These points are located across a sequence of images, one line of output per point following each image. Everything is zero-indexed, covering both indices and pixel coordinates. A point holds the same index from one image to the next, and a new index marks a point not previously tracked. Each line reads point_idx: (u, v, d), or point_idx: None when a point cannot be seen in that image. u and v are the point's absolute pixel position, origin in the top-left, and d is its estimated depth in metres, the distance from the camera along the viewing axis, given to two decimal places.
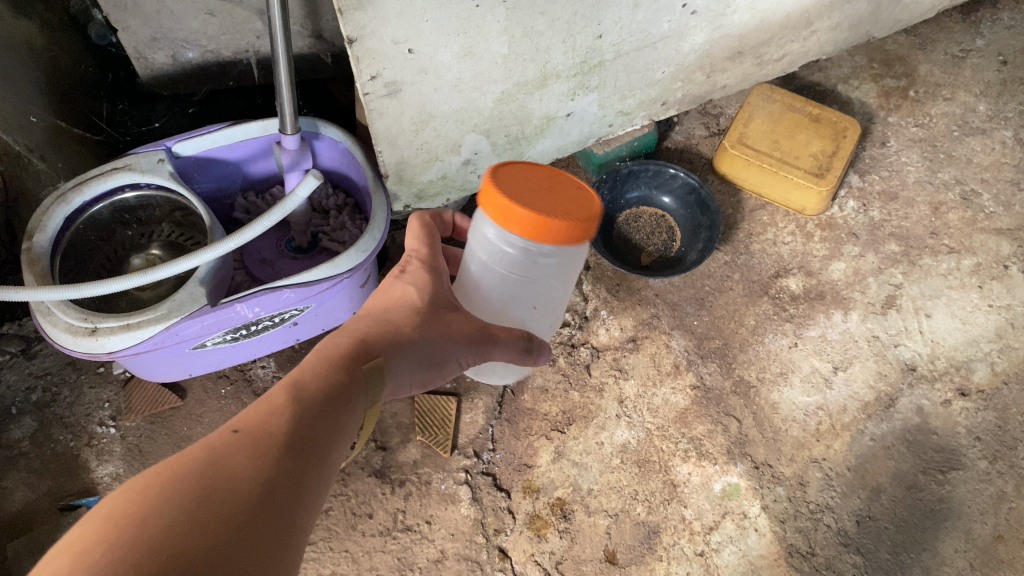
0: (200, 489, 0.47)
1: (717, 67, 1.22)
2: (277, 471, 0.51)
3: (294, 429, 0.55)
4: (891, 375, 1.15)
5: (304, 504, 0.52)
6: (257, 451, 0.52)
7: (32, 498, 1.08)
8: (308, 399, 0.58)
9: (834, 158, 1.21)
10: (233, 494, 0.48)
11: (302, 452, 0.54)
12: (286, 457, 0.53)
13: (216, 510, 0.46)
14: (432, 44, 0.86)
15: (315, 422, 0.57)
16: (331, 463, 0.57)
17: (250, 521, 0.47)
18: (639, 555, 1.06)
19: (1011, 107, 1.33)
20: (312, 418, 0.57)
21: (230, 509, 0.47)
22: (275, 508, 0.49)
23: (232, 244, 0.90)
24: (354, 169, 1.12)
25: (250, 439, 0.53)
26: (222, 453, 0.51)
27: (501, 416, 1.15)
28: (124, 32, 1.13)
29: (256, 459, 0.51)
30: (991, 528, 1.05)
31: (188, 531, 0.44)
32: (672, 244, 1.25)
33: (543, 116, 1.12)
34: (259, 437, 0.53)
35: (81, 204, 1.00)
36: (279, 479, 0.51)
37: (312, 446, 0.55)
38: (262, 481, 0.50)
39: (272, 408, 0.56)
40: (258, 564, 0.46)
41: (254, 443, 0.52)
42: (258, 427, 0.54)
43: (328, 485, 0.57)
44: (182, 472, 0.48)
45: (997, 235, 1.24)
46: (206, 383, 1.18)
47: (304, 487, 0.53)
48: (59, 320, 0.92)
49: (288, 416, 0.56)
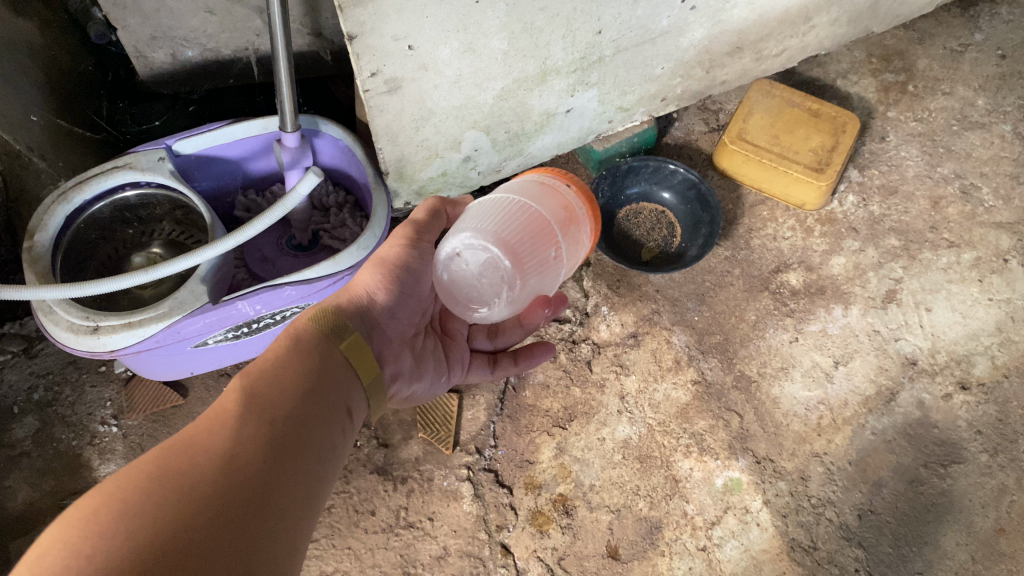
0: (160, 472, 0.50)
1: (717, 63, 1.22)
2: (239, 444, 0.55)
3: (253, 404, 0.59)
4: (892, 369, 1.15)
5: (274, 468, 0.56)
6: (214, 428, 0.55)
7: (35, 497, 1.08)
8: (263, 379, 0.61)
9: (834, 152, 1.21)
10: (197, 468, 0.51)
11: (264, 421, 0.58)
12: (247, 430, 0.56)
13: (174, 487, 0.49)
14: (431, 40, 0.86)
15: (273, 394, 0.60)
16: (304, 429, 0.60)
17: (213, 495, 0.50)
18: (642, 550, 1.06)
19: (1010, 101, 1.34)
20: (269, 395, 0.60)
21: (196, 486, 0.50)
22: (242, 479, 0.53)
23: (233, 242, 0.90)
24: (354, 166, 1.12)
25: (207, 420, 0.56)
26: (182, 438, 0.54)
27: (502, 413, 1.15)
28: (123, 31, 1.13)
29: (214, 437, 0.54)
30: (993, 521, 1.06)
31: (148, 513, 0.47)
32: (672, 240, 1.25)
33: (543, 112, 1.12)
34: (217, 415, 0.57)
35: (82, 203, 1.00)
36: (239, 449, 0.54)
37: (275, 417, 0.59)
38: (222, 455, 0.53)
39: (229, 392, 0.59)
40: (222, 529, 0.49)
41: (211, 422, 0.56)
42: (215, 409, 0.57)
43: (310, 449, 0.60)
44: (141, 460, 0.51)
45: (997, 229, 1.24)
46: (208, 381, 1.18)
47: (270, 453, 0.56)
48: (62, 319, 0.92)
49: (246, 391, 0.59)
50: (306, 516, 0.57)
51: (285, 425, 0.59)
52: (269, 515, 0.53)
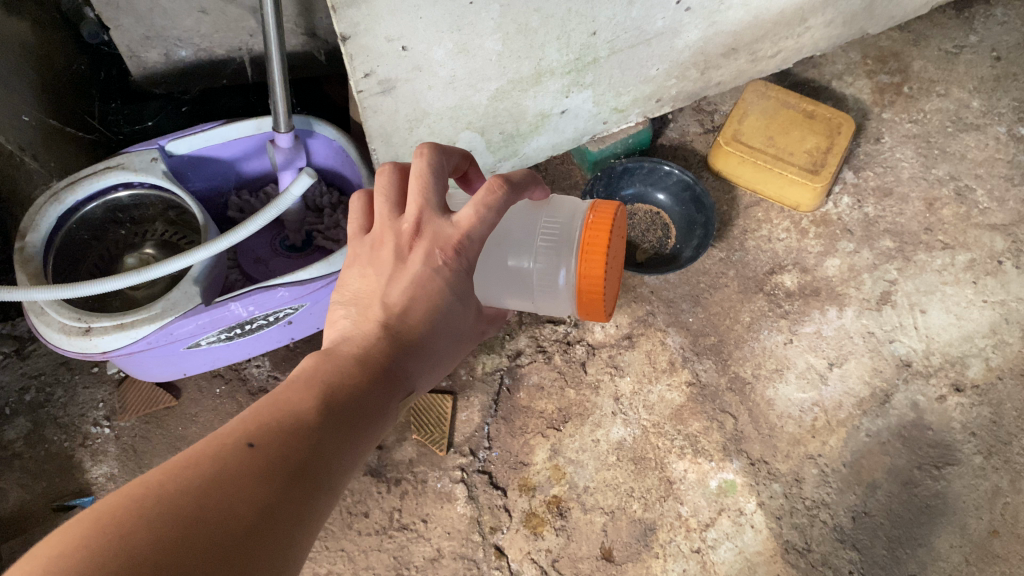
0: (190, 519, 0.42)
1: (712, 64, 1.22)
2: (283, 494, 0.47)
3: (311, 456, 0.50)
4: (886, 371, 1.15)
5: (302, 541, 0.47)
6: (266, 477, 0.47)
7: (27, 499, 1.08)
8: (331, 419, 0.53)
9: (828, 154, 1.21)
10: (228, 528, 0.43)
11: (311, 488, 0.49)
12: (293, 487, 0.48)
13: (199, 545, 0.41)
14: (425, 41, 0.85)
15: (332, 451, 0.52)
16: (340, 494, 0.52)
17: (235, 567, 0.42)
18: (636, 552, 1.06)
19: (1004, 103, 1.34)
20: (327, 447, 0.51)
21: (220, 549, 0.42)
22: (269, 548, 0.45)
23: (226, 243, 0.89)
24: (348, 166, 1.12)
25: (263, 462, 0.48)
26: (227, 468, 0.46)
27: (497, 414, 1.14)
28: (116, 30, 1.12)
29: (260, 488, 0.46)
30: (987, 523, 1.06)
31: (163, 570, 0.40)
32: (666, 241, 1.25)
33: (538, 114, 1.12)
34: (274, 458, 0.48)
35: (74, 204, 1.00)
36: (280, 510, 0.46)
37: (320, 480, 0.50)
38: (260, 514, 0.45)
39: (296, 426, 0.51)
40: None
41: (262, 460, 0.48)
42: (275, 448, 0.49)
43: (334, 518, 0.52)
44: (177, 489, 0.44)
45: (991, 230, 1.24)
46: (201, 382, 1.17)
47: (309, 513, 0.48)
48: (53, 320, 0.92)
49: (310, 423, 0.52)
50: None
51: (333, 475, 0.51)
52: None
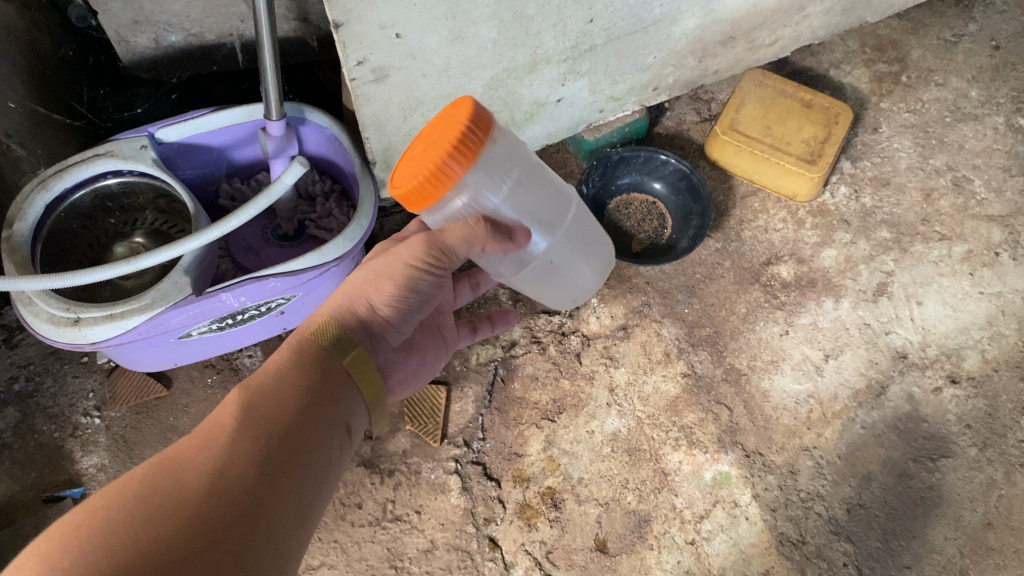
0: (145, 491, 0.51)
1: (709, 52, 1.20)
2: (230, 453, 0.56)
3: (250, 419, 0.60)
4: (882, 363, 1.15)
5: (267, 480, 0.56)
6: (208, 445, 0.56)
7: (16, 490, 1.07)
8: (265, 390, 0.63)
9: (826, 144, 1.20)
10: (183, 486, 0.52)
11: (258, 437, 0.59)
12: (240, 444, 0.57)
13: (158, 507, 0.50)
14: (420, 29, 0.84)
15: (269, 408, 0.62)
16: (301, 438, 0.62)
17: (201, 514, 0.51)
18: (630, 544, 1.05)
19: (1003, 93, 1.33)
20: (264, 407, 0.61)
21: (182, 503, 0.51)
22: (232, 495, 0.54)
23: (217, 232, 0.88)
24: (341, 155, 1.10)
25: (203, 437, 0.57)
26: (174, 452, 0.56)
27: (491, 405, 1.14)
28: (105, 14, 1.10)
29: (206, 454, 0.55)
30: (981, 515, 1.06)
31: (132, 528, 0.48)
32: (663, 231, 1.24)
33: (533, 102, 1.10)
34: (211, 430, 0.58)
35: (62, 191, 0.99)
36: (231, 463, 0.56)
37: (268, 433, 0.60)
38: (212, 472, 0.54)
39: (229, 405, 0.61)
40: (206, 543, 0.50)
41: (205, 440, 0.57)
42: (210, 423, 0.59)
43: (307, 457, 0.61)
44: (135, 476, 0.53)
45: (988, 221, 1.23)
46: (192, 371, 1.16)
47: (264, 460, 0.57)
48: (41, 311, 0.90)
49: (245, 406, 0.61)
50: (299, 532, 0.58)
51: (281, 440, 0.60)
52: (260, 535, 0.53)
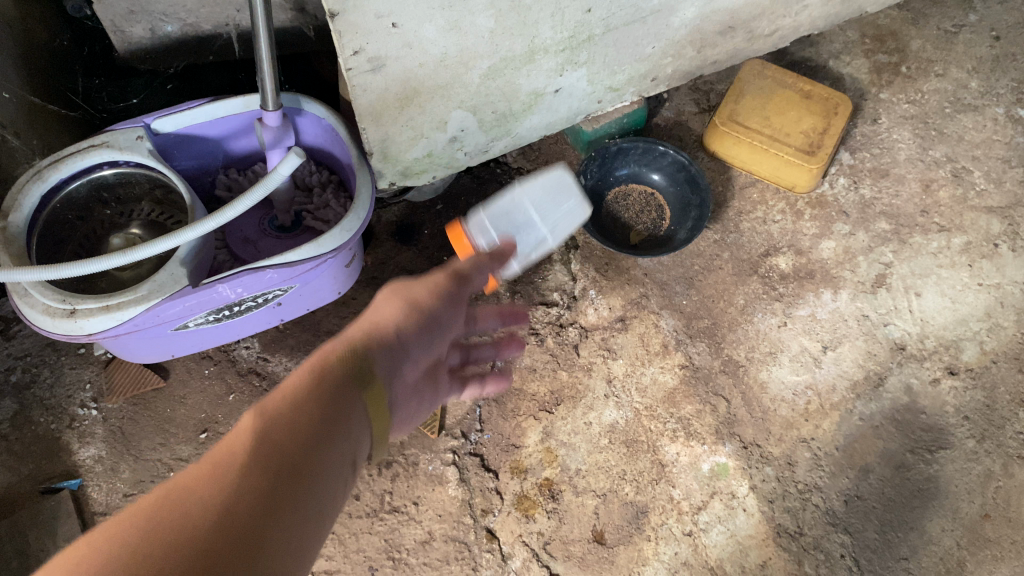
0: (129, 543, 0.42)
1: (708, 42, 1.20)
2: (238, 485, 0.47)
3: (258, 446, 0.51)
4: (880, 354, 1.15)
5: (283, 514, 0.48)
6: (211, 477, 0.47)
7: (13, 481, 1.07)
8: (275, 411, 0.55)
9: (824, 135, 1.20)
10: (174, 532, 0.43)
11: (264, 469, 0.49)
12: (250, 474, 0.48)
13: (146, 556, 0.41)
14: (416, 18, 0.83)
15: (282, 433, 0.52)
16: (320, 466, 0.53)
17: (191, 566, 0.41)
18: (627, 535, 1.05)
19: (1003, 83, 1.32)
20: (276, 428, 0.53)
21: (177, 546, 0.42)
22: (239, 532, 0.45)
23: (213, 223, 0.88)
24: (338, 146, 1.09)
25: (198, 472, 0.48)
26: (161, 493, 0.46)
27: (489, 397, 1.13)
28: (100, 4, 1.09)
29: (205, 492, 0.46)
30: (979, 507, 1.06)
31: None
32: (661, 223, 1.23)
33: (531, 92, 1.10)
34: (215, 460, 0.49)
35: (57, 181, 0.98)
36: (243, 497, 0.47)
37: (283, 459, 0.51)
38: (214, 512, 0.45)
39: (231, 435, 0.52)
40: None
41: (203, 473, 0.47)
42: (210, 456, 0.49)
43: (319, 491, 0.52)
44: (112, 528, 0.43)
45: (987, 213, 1.23)
46: (189, 363, 1.15)
47: (280, 491, 0.49)
48: (37, 302, 0.90)
49: (256, 434, 0.51)
50: None
51: (297, 466, 0.51)
52: None
